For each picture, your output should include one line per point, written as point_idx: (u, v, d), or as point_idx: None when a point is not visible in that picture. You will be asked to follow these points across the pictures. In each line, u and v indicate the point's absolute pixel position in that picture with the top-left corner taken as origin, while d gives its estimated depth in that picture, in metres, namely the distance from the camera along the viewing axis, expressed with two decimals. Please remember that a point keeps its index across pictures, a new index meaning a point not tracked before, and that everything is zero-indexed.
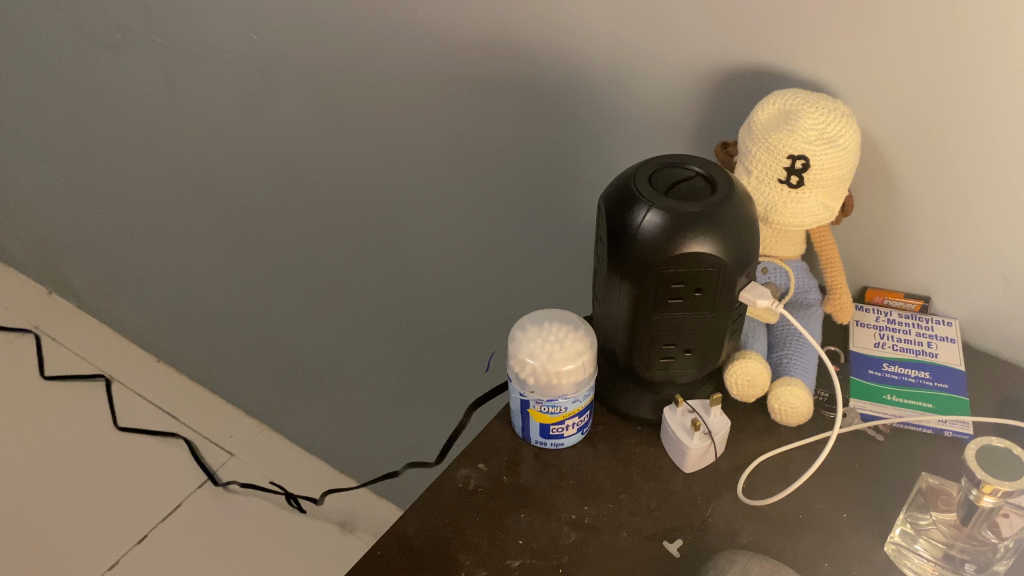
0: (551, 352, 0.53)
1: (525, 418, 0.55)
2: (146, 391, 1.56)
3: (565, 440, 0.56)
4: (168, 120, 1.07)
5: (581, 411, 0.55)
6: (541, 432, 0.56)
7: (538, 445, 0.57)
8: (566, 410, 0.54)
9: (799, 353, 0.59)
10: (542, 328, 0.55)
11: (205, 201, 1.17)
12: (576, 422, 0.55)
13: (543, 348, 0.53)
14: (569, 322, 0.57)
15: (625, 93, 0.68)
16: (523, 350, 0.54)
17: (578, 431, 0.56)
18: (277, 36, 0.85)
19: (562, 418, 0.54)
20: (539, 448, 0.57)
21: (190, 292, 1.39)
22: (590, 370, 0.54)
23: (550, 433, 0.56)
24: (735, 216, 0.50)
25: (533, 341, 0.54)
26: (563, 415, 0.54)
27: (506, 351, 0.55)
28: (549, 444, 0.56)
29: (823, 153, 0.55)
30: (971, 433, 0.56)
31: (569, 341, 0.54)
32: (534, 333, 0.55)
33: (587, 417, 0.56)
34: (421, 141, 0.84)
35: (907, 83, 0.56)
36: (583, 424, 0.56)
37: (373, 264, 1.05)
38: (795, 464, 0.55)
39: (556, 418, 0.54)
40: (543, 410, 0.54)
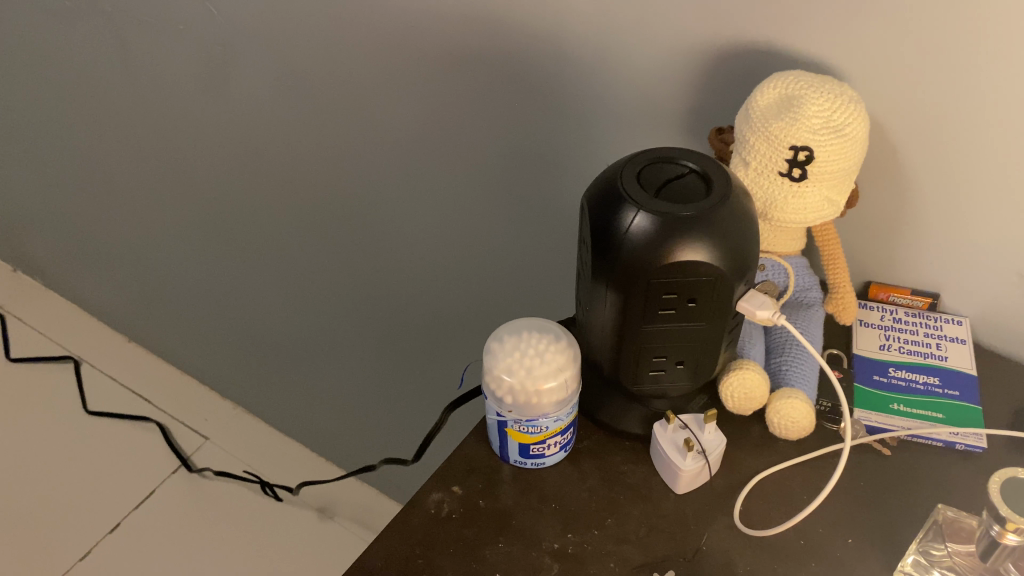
0: (530, 368, 0.48)
1: (503, 437, 0.51)
2: (117, 372, 1.51)
3: (547, 459, 0.52)
4: (126, 95, 1.00)
5: (564, 429, 0.50)
6: (521, 452, 0.51)
7: (517, 465, 0.52)
8: (547, 429, 0.49)
9: (799, 361, 0.55)
10: (520, 339, 0.50)
11: (168, 181, 1.10)
12: (558, 441, 0.51)
13: (521, 363, 0.49)
14: (550, 330, 0.52)
15: (612, 72, 0.62)
16: (500, 365, 0.49)
17: (560, 449, 0.52)
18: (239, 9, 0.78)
19: (543, 438, 0.50)
20: (518, 468, 0.52)
21: (159, 273, 1.33)
22: (574, 390, 0.49)
23: (530, 453, 0.51)
24: (733, 218, 0.45)
25: (513, 356, 0.49)
26: (544, 435, 0.50)
27: (481, 366, 0.50)
28: (529, 463, 0.52)
29: (829, 143, 0.50)
30: (985, 446, 0.52)
31: (550, 355, 0.49)
32: (511, 345, 0.50)
33: (570, 434, 0.51)
34: (394, 122, 0.78)
35: (924, 65, 0.51)
36: (566, 442, 0.52)
37: (346, 249, 0.99)
38: (796, 484, 0.51)
39: (536, 438, 0.50)
40: (522, 430, 0.49)
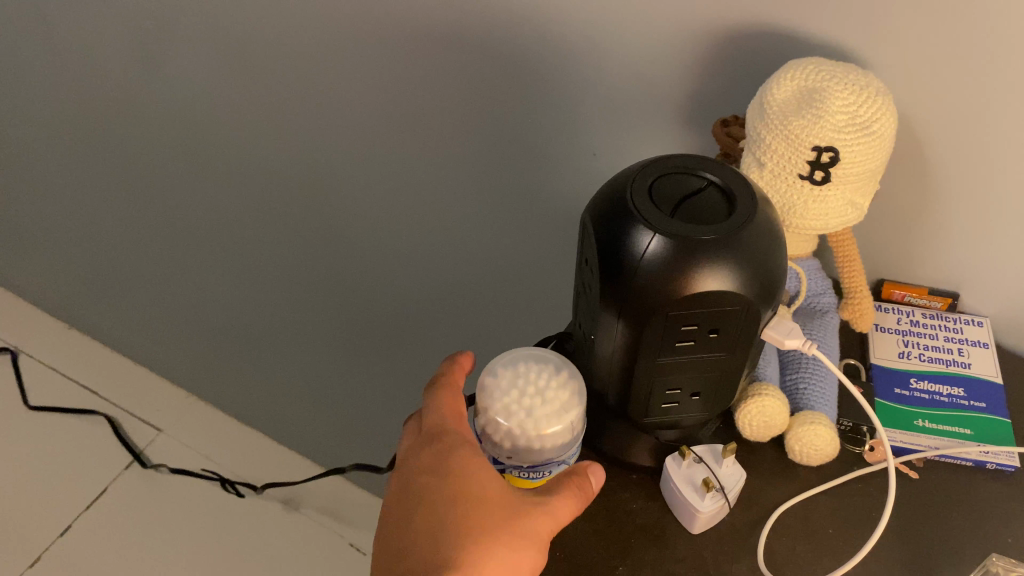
0: (530, 408, 0.43)
1: None
2: (58, 362, 1.41)
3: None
4: (44, 70, 0.90)
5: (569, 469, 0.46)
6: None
7: None
8: (550, 472, 0.45)
9: (817, 378, 0.50)
10: (516, 373, 0.45)
11: (97, 164, 1.00)
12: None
13: (519, 404, 0.43)
14: (548, 361, 0.46)
15: (601, 51, 0.56)
16: (495, 407, 0.43)
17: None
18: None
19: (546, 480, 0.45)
20: None
21: (92, 260, 1.22)
22: (580, 428, 0.44)
23: None
24: (759, 237, 0.39)
25: (511, 394, 0.43)
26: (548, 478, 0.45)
27: (475, 404, 0.44)
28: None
29: (855, 143, 0.44)
30: (1018, 465, 0.48)
31: (551, 392, 0.44)
32: (507, 380, 0.44)
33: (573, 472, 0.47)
34: (353, 103, 0.71)
35: (954, 51, 0.45)
36: None
37: (303, 238, 0.91)
38: (821, 516, 0.46)
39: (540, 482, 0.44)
40: (522, 474, 0.45)
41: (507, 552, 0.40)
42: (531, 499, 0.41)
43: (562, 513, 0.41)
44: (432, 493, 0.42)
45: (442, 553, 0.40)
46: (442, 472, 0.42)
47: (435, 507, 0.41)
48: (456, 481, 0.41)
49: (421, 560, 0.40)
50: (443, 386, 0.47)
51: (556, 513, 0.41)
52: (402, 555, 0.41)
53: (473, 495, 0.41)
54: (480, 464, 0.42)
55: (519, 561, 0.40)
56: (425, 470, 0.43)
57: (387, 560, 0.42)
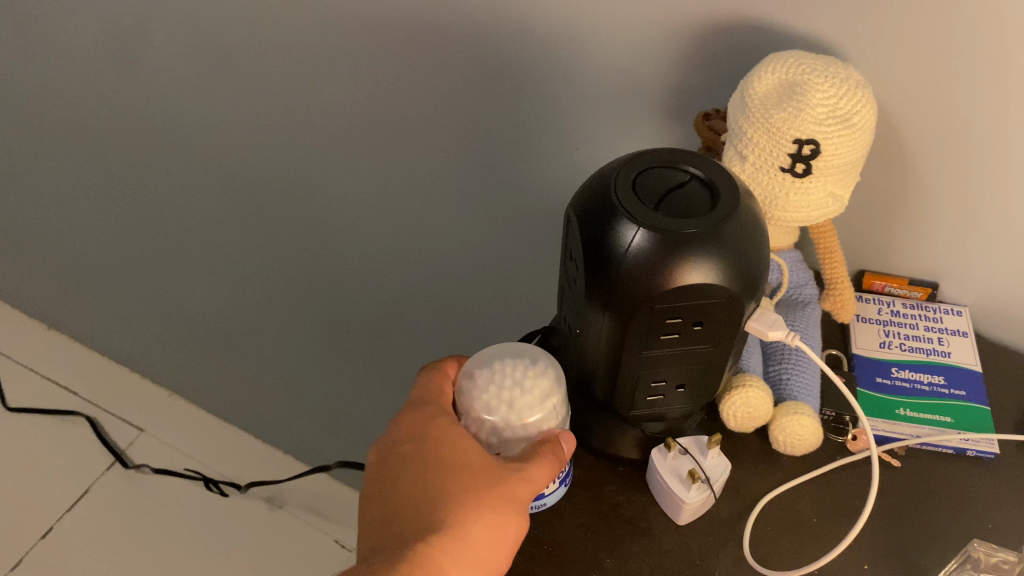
0: (511, 401, 0.43)
1: None
2: (35, 363, 1.40)
3: (547, 500, 0.46)
4: (17, 68, 0.88)
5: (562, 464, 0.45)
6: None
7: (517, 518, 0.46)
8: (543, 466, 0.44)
9: (800, 370, 0.51)
10: (492, 367, 0.44)
11: (70, 163, 0.99)
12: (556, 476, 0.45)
13: (500, 398, 0.43)
14: (520, 354, 0.46)
15: (584, 47, 0.56)
16: (475, 404, 0.44)
17: (558, 484, 0.46)
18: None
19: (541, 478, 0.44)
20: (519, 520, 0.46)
21: (68, 259, 1.20)
22: (559, 415, 0.44)
23: None
24: (742, 230, 0.40)
25: (491, 388, 0.43)
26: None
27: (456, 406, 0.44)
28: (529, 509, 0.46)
29: (836, 134, 0.44)
30: (997, 452, 0.49)
31: (530, 382, 0.43)
32: (484, 378, 0.44)
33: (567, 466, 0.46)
34: (331, 97, 0.70)
35: (935, 43, 0.46)
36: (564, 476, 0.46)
37: (284, 235, 0.90)
38: (805, 505, 0.47)
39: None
40: None
41: (491, 517, 0.40)
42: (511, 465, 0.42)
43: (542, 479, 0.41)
44: (414, 463, 0.43)
45: (426, 518, 0.41)
46: (423, 441, 0.43)
47: (418, 472, 0.42)
48: (438, 448, 0.42)
49: (406, 526, 0.41)
50: (424, 368, 0.48)
51: (536, 480, 0.41)
52: (388, 522, 0.42)
53: (455, 462, 0.42)
54: (460, 434, 0.43)
55: (502, 527, 0.41)
56: (407, 441, 0.44)
57: (373, 528, 0.43)
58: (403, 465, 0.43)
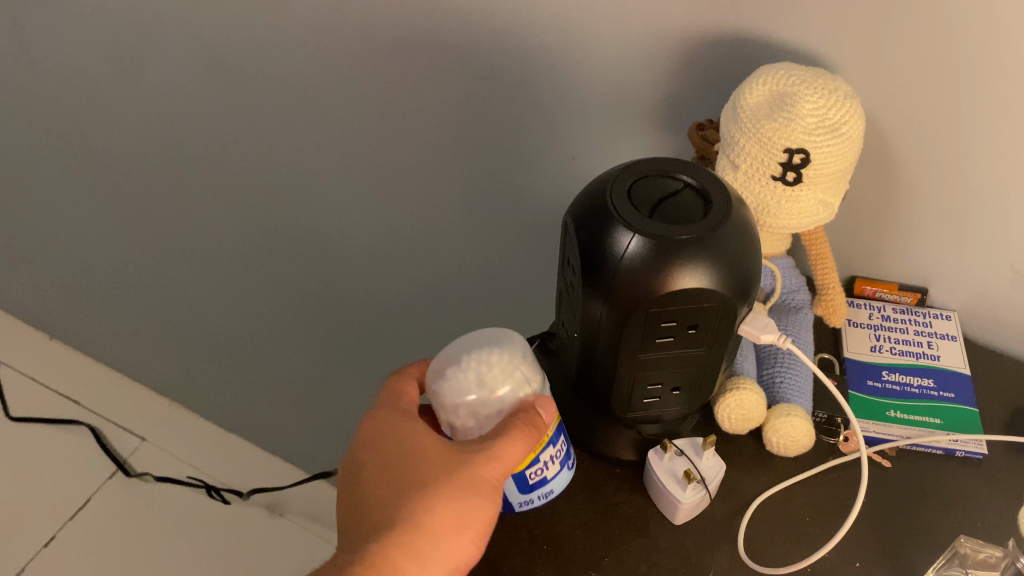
0: (480, 378, 0.43)
1: None
2: (37, 372, 1.40)
3: (553, 487, 0.47)
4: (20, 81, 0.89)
5: (553, 439, 0.45)
6: (521, 490, 0.45)
7: (526, 507, 0.47)
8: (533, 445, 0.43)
9: (793, 373, 0.52)
10: (455, 351, 0.44)
11: (72, 173, 1.00)
12: (552, 457, 0.45)
13: (467, 377, 0.43)
14: (483, 336, 0.45)
15: (581, 59, 0.58)
16: (443, 390, 0.43)
17: (558, 467, 0.46)
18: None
19: (535, 458, 0.44)
20: (529, 508, 0.47)
21: (69, 268, 1.21)
22: (532, 383, 0.44)
23: (532, 484, 0.45)
24: (733, 236, 0.41)
25: (457, 368, 0.43)
26: (534, 454, 0.44)
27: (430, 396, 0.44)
28: (537, 499, 0.47)
29: (825, 144, 0.46)
30: (986, 452, 0.50)
31: (495, 357, 0.43)
32: (449, 364, 0.44)
33: (564, 446, 0.46)
34: (332, 110, 0.71)
35: (921, 55, 0.47)
36: (563, 458, 0.46)
37: (286, 244, 0.91)
38: (798, 505, 0.48)
39: (526, 461, 0.43)
40: None
41: (460, 503, 0.42)
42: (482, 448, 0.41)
43: (518, 455, 0.41)
44: (382, 458, 0.44)
45: (389, 514, 0.42)
46: (382, 443, 0.44)
47: (381, 472, 0.44)
48: (397, 448, 0.44)
49: (371, 521, 0.43)
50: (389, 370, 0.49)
51: (509, 459, 0.41)
52: (356, 520, 0.44)
53: (413, 458, 0.43)
54: (419, 430, 0.44)
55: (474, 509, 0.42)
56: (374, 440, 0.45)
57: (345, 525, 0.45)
58: (369, 460, 0.44)
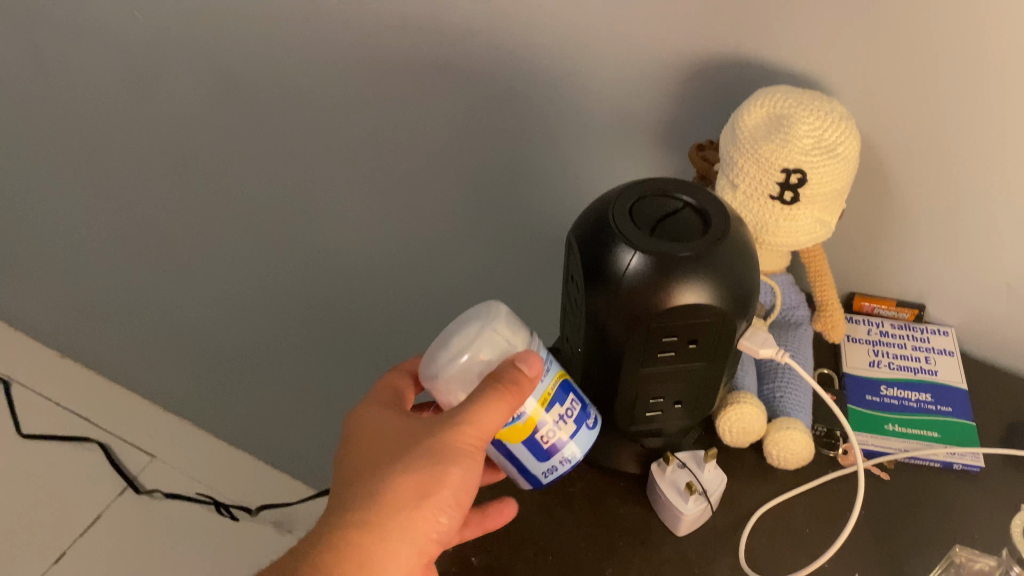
0: (461, 346, 0.41)
1: (507, 451, 0.43)
2: (48, 391, 1.42)
3: (574, 450, 0.43)
4: (37, 106, 0.92)
5: (554, 399, 0.42)
6: (537, 457, 0.43)
7: (549, 476, 0.44)
8: (531, 407, 0.41)
9: (793, 388, 0.53)
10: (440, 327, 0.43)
11: (85, 193, 1.02)
12: (562, 417, 0.43)
13: (448, 347, 0.41)
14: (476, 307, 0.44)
15: (585, 84, 0.59)
16: (427, 365, 0.42)
17: (575, 427, 0.43)
18: (154, 5, 0.71)
19: (537, 421, 0.42)
20: (552, 478, 0.44)
21: (81, 288, 1.23)
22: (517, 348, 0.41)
23: (544, 449, 0.43)
24: (732, 252, 0.42)
25: (438, 351, 0.42)
26: (537, 415, 0.42)
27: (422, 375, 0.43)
28: (560, 466, 0.44)
29: (822, 164, 0.47)
30: (982, 465, 0.51)
31: (472, 331, 0.41)
32: (436, 338, 0.42)
33: (575, 406, 0.44)
34: (343, 132, 0.73)
35: (915, 79, 0.49)
36: (576, 417, 0.44)
37: (294, 262, 0.93)
38: (799, 516, 0.49)
39: (529, 426, 0.42)
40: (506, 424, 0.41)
41: (425, 472, 0.41)
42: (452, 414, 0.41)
43: (493, 419, 0.39)
44: (355, 442, 0.45)
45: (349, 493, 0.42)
46: (351, 436, 0.45)
47: (347, 461, 0.44)
48: (364, 436, 0.44)
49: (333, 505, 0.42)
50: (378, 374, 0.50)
51: (483, 422, 0.39)
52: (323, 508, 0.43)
53: (377, 442, 0.43)
54: (386, 419, 0.45)
55: (442, 478, 0.41)
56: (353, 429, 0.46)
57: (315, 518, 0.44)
58: (344, 449, 0.45)
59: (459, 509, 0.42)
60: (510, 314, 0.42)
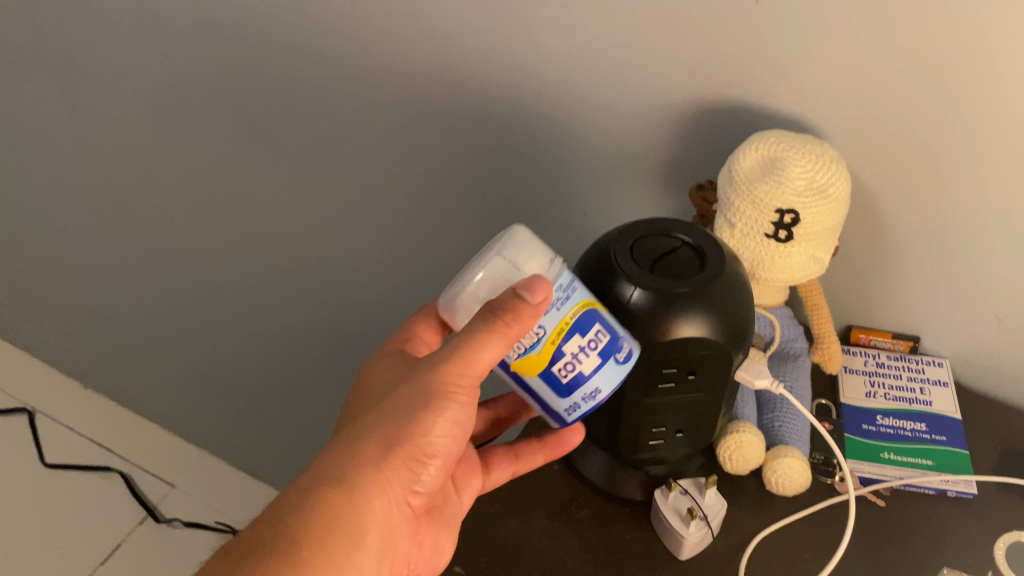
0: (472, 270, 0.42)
1: (531, 385, 0.43)
2: (72, 420, 1.46)
3: (598, 385, 0.42)
4: (73, 146, 0.96)
5: (575, 329, 0.41)
6: (558, 392, 0.42)
7: (575, 415, 0.43)
8: (544, 334, 0.41)
9: (791, 417, 0.55)
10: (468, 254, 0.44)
11: (114, 229, 1.06)
12: (583, 350, 0.41)
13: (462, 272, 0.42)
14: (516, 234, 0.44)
15: (591, 128, 0.63)
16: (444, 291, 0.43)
17: (599, 360, 0.41)
18: (187, 51, 0.76)
19: (554, 351, 0.41)
20: (578, 417, 0.43)
21: (107, 321, 1.27)
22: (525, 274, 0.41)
23: (564, 382, 0.42)
24: (727, 288, 0.45)
25: (455, 277, 0.43)
26: (552, 347, 0.41)
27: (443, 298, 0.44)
28: (584, 402, 0.42)
29: (814, 205, 0.50)
30: (976, 492, 0.53)
31: (484, 255, 0.42)
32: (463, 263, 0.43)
33: (603, 339, 0.42)
34: (364, 170, 0.77)
35: (903, 123, 0.51)
36: (604, 350, 0.42)
37: (313, 295, 0.96)
38: (798, 540, 0.51)
39: (544, 358, 0.41)
40: (522, 352, 0.42)
41: (406, 413, 0.43)
42: (436, 358, 0.43)
43: (486, 350, 0.40)
44: (358, 396, 0.48)
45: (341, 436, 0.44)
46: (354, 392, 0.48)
47: (348, 413, 0.47)
48: (365, 390, 0.47)
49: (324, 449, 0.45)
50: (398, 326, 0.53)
51: (467, 353, 0.41)
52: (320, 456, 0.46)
53: (374, 393, 0.46)
54: (387, 372, 0.48)
55: (419, 423, 0.43)
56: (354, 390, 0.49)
57: None
58: (349, 403, 0.48)
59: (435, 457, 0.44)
60: (531, 238, 0.42)
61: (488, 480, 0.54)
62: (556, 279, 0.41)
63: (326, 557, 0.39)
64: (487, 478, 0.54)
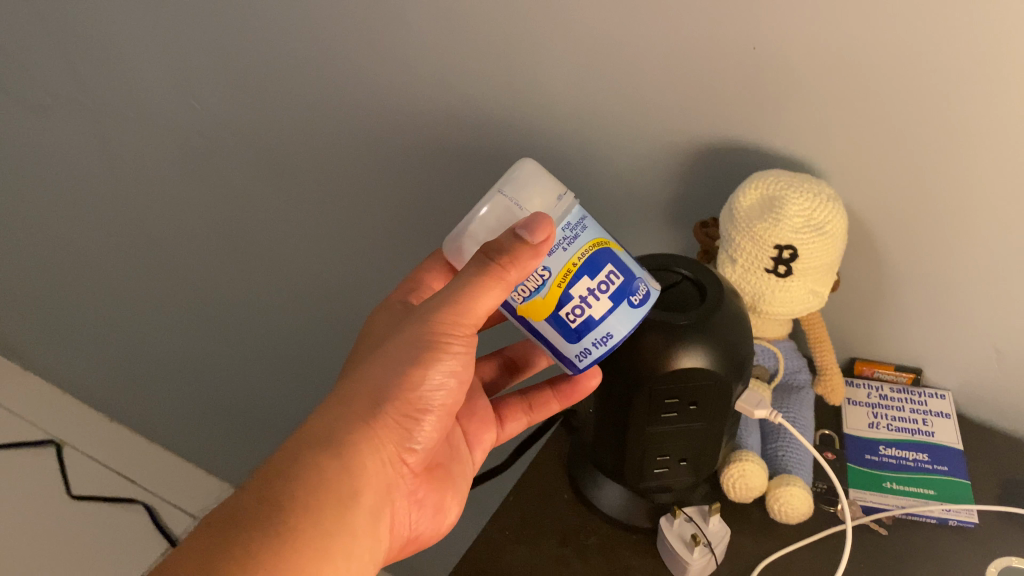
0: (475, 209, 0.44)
1: (543, 331, 0.45)
2: (100, 454, 1.49)
3: (610, 329, 0.43)
4: (103, 189, 1.00)
5: (584, 271, 0.43)
6: (567, 336, 0.44)
7: (588, 359, 0.44)
8: (551, 276, 0.43)
9: (794, 448, 0.57)
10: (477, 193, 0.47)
11: (141, 267, 1.09)
12: (592, 293, 0.43)
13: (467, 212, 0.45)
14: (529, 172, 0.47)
15: (600, 167, 0.65)
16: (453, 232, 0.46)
17: (611, 302, 0.43)
18: (212, 99, 0.79)
19: (563, 293, 0.43)
20: (591, 361, 0.44)
21: (133, 357, 1.30)
22: (525, 212, 0.43)
23: (575, 325, 0.43)
24: (727, 322, 0.47)
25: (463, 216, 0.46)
26: (559, 290, 0.43)
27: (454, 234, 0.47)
28: (595, 346, 0.44)
29: (812, 241, 0.52)
30: (977, 521, 0.54)
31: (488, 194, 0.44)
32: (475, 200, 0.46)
33: (613, 281, 0.43)
34: (383, 207, 0.80)
35: (899, 161, 0.53)
36: (615, 292, 0.43)
37: (336, 327, 0.99)
38: (801, 566, 0.52)
39: (551, 301, 0.43)
40: (530, 295, 0.44)
41: (400, 366, 0.45)
42: (428, 311, 0.45)
43: (480, 294, 0.42)
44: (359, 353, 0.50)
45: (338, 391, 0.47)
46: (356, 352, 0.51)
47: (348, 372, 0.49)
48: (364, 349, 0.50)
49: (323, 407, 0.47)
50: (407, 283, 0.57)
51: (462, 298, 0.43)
52: None
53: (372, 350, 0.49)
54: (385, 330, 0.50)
55: (411, 375, 0.45)
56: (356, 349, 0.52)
57: None
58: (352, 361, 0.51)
59: (429, 410, 0.46)
60: (535, 176, 0.44)
61: (504, 429, 0.61)
62: (564, 219, 0.43)
63: (318, 508, 0.42)
64: (503, 430, 0.61)
